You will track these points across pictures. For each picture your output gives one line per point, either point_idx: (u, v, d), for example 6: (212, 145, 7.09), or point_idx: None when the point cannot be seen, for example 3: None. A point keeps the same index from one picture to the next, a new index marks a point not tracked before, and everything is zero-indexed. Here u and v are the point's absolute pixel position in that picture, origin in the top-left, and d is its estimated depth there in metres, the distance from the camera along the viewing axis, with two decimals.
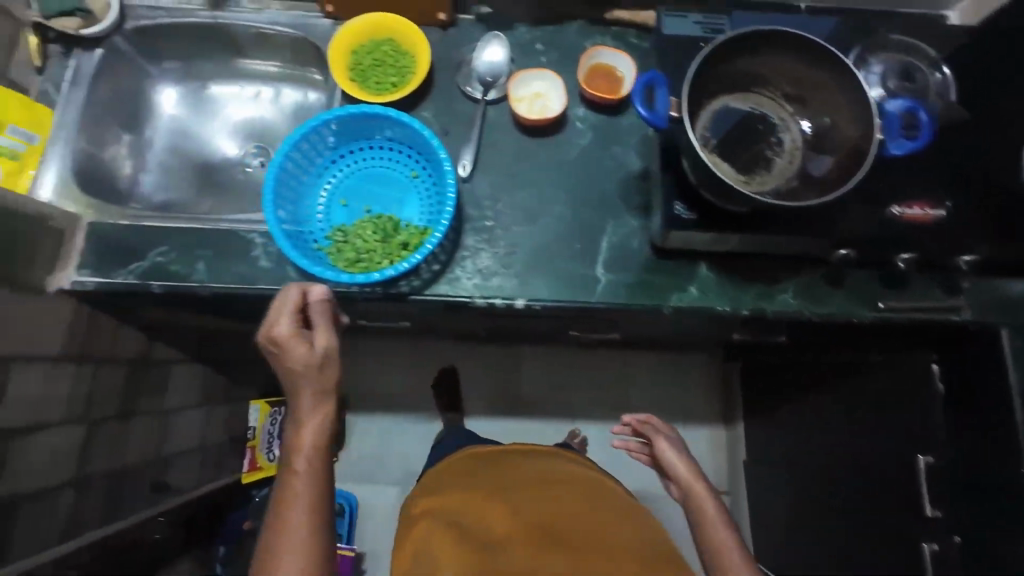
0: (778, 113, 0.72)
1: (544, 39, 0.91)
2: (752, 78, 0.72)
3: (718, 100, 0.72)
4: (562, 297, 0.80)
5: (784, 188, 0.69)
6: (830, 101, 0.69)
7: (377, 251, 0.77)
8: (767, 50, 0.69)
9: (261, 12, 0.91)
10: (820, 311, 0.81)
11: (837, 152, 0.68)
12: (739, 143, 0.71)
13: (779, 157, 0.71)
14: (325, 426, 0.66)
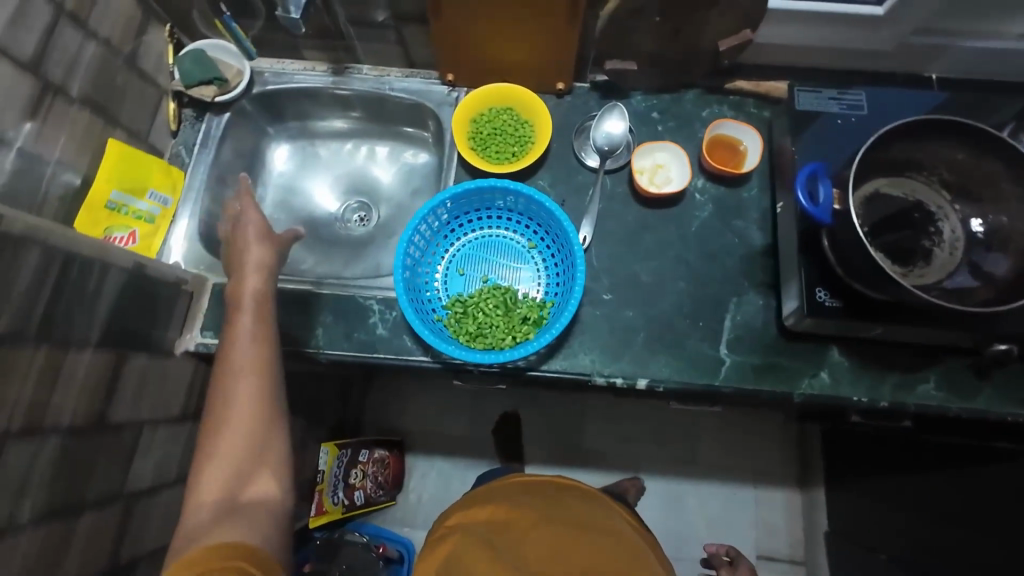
0: (935, 202, 0.68)
1: (661, 108, 0.90)
2: (906, 163, 0.69)
3: (868, 184, 0.69)
4: (685, 378, 0.77)
5: (949, 283, 0.64)
6: (999, 193, 0.65)
7: (499, 326, 0.76)
8: (928, 137, 0.66)
9: (381, 78, 0.93)
10: (967, 406, 0.76)
11: (1010, 249, 0.63)
12: (894, 229, 0.67)
13: (940, 249, 0.66)
14: (266, 300, 0.71)
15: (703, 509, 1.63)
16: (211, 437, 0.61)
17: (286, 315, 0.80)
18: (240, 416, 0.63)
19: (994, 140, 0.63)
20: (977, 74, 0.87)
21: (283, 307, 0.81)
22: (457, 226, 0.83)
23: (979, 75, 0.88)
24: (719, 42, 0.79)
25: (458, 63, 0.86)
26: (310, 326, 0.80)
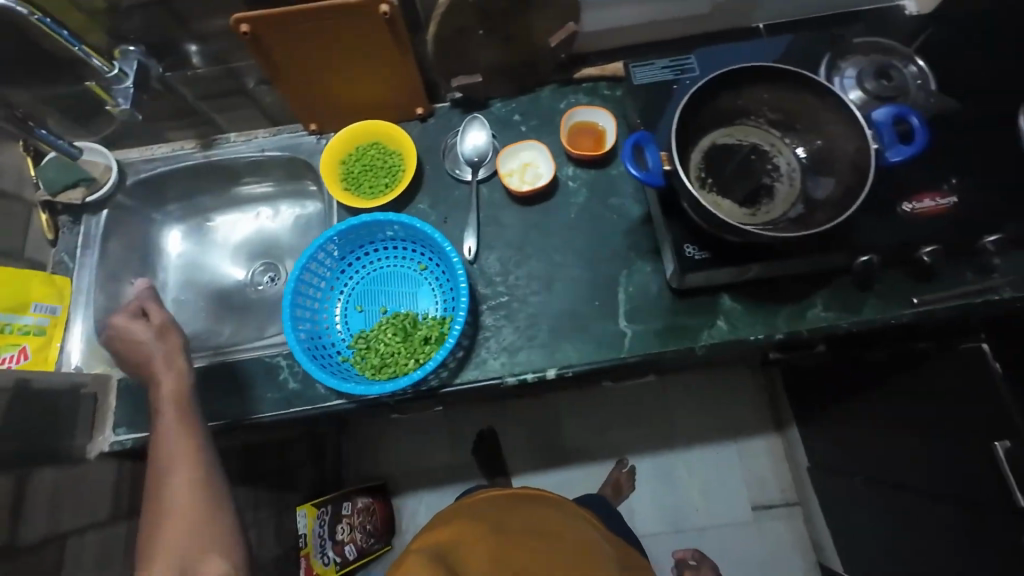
0: (767, 140, 0.72)
1: (521, 109, 0.93)
2: (733, 112, 0.72)
3: (705, 139, 0.72)
4: (592, 358, 0.79)
5: (792, 213, 0.69)
6: (818, 120, 0.69)
7: (401, 352, 0.77)
8: (744, 84, 0.69)
9: (249, 142, 0.95)
10: (856, 319, 0.79)
11: (836, 169, 0.67)
12: (739, 175, 0.70)
13: (779, 183, 0.70)
14: (181, 382, 0.71)
15: (693, 476, 1.64)
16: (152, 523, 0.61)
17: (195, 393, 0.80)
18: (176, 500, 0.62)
19: (800, 75, 0.67)
20: (800, 14, 0.93)
21: None
22: (347, 266, 0.84)
23: (802, 15, 0.93)
24: (549, 39, 0.83)
25: (315, 112, 0.88)
26: (221, 398, 0.80)
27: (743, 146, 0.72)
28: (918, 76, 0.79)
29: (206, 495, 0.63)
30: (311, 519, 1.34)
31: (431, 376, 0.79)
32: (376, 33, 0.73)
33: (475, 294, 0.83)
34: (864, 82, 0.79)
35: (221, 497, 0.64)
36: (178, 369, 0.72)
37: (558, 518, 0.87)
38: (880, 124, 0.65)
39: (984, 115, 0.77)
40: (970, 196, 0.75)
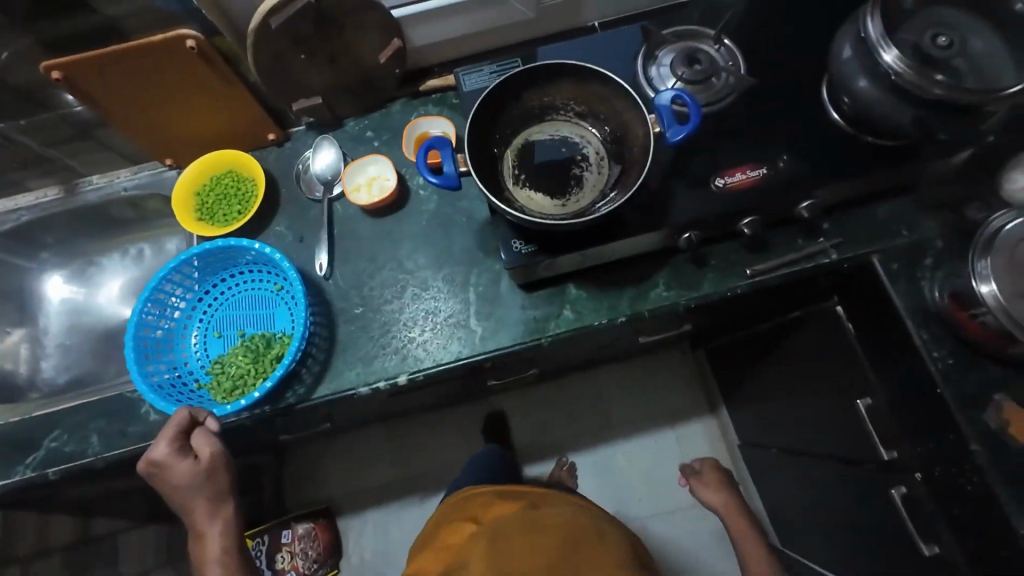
0: (577, 132, 0.77)
1: (373, 126, 0.96)
2: (543, 109, 0.76)
3: (518, 138, 0.76)
4: (443, 360, 0.81)
5: (599, 199, 0.72)
6: (616, 110, 0.72)
7: (251, 374, 0.79)
8: (542, 82, 0.73)
9: (111, 183, 0.96)
10: (693, 295, 0.81)
11: (632, 155, 0.71)
12: (547, 169, 0.75)
13: (588, 172, 0.74)
14: (209, 503, 0.70)
15: (633, 466, 1.62)
16: None
17: (55, 436, 0.81)
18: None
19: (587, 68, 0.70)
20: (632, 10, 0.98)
21: (53, 429, 0.82)
22: (204, 293, 0.85)
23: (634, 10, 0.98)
24: (379, 56, 0.85)
25: (166, 148, 0.90)
26: (83, 437, 0.81)
27: (554, 140, 0.76)
28: (728, 57, 0.83)
29: None
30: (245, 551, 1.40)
31: (286, 393, 0.80)
32: (194, 66, 0.76)
33: (331, 309, 0.85)
34: (677, 69, 0.82)
35: None
36: (222, 517, 0.71)
37: (554, 508, 0.86)
38: (661, 108, 0.69)
39: (789, 89, 0.81)
40: (780, 166, 0.78)
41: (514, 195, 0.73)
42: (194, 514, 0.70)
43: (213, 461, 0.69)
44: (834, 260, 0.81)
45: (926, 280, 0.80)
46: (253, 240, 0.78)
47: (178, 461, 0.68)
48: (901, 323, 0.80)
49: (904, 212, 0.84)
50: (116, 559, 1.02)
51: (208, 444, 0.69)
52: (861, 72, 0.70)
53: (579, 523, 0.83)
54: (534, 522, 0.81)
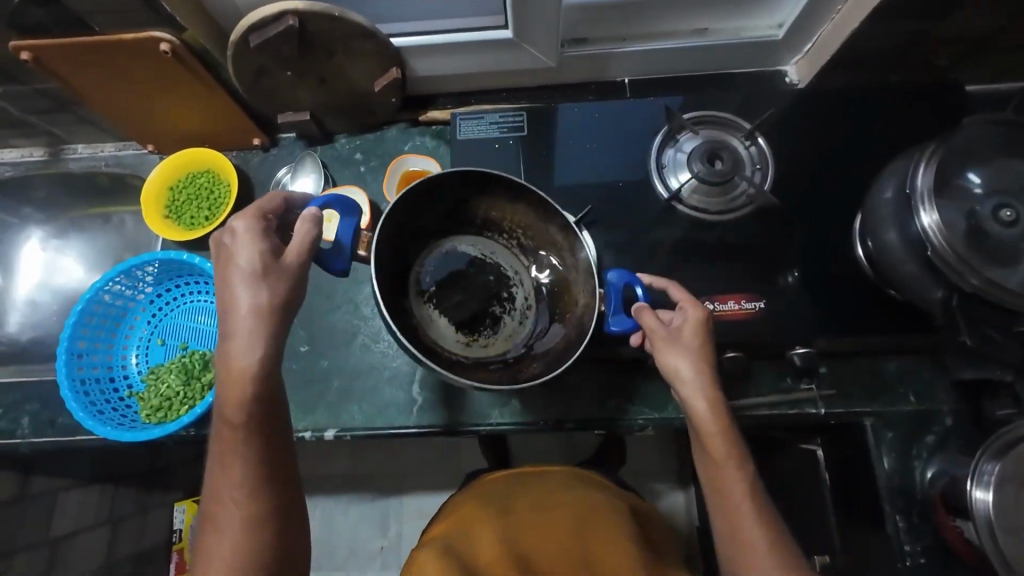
0: (513, 264, 0.72)
1: (364, 148, 0.89)
2: (484, 223, 0.72)
3: (446, 242, 0.70)
4: (374, 423, 0.77)
5: (511, 352, 0.67)
6: (567, 257, 0.68)
7: (178, 397, 0.76)
8: (493, 196, 0.69)
9: (95, 154, 0.99)
10: (655, 416, 0.74)
11: (567, 320, 0.66)
12: (465, 295, 0.69)
13: (508, 316, 0.69)
14: (269, 313, 0.52)
15: None
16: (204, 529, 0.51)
17: None
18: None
19: (546, 206, 0.66)
20: (671, 72, 0.87)
21: None
22: (155, 299, 0.83)
23: (673, 73, 0.87)
24: (373, 83, 0.79)
25: (148, 136, 0.86)
26: (16, 417, 0.81)
27: (482, 261, 0.71)
28: (757, 160, 0.74)
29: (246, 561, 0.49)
30: (191, 514, 1.29)
31: None
32: (169, 68, 0.70)
33: None
34: (693, 162, 0.73)
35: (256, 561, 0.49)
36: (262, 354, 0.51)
37: (563, 486, 0.84)
38: (611, 288, 0.63)
39: (813, 212, 0.72)
40: (779, 301, 0.69)
41: (415, 311, 0.66)
42: (235, 324, 0.51)
43: (302, 252, 0.55)
44: (822, 414, 0.71)
45: (919, 460, 0.70)
46: (189, 253, 0.76)
47: (252, 250, 0.53)
48: (877, 501, 0.70)
49: (917, 375, 0.73)
50: (52, 517, 1.05)
51: (306, 235, 0.55)
52: (891, 224, 0.59)
53: (592, 500, 0.81)
54: (544, 504, 0.80)
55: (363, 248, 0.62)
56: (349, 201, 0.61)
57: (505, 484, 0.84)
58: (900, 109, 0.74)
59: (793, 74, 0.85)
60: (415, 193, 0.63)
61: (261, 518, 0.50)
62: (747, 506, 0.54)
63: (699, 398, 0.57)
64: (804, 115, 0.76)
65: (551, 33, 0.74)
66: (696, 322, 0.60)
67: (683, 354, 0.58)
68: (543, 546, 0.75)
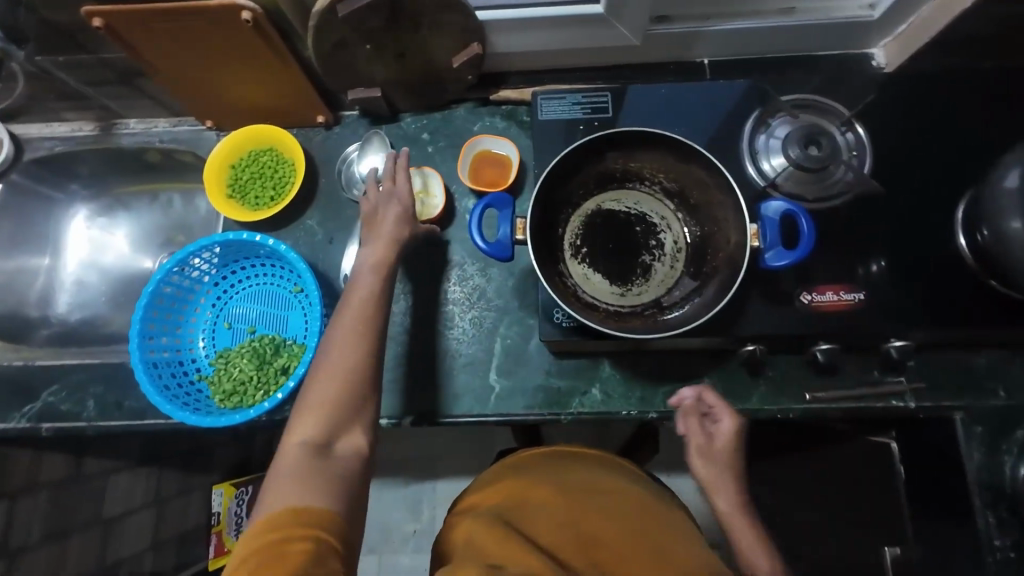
0: (657, 211, 0.67)
1: (431, 128, 0.87)
2: (625, 175, 0.66)
3: (590, 202, 0.67)
4: (453, 411, 0.75)
5: (665, 298, 0.63)
6: (711, 199, 0.61)
7: (253, 381, 0.74)
8: (632, 149, 0.63)
9: (149, 130, 0.93)
10: (739, 407, 0.73)
11: (714, 265, 0.61)
12: (612, 247, 0.66)
13: (658, 264, 0.65)
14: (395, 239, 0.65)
15: None
16: (319, 361, 0.57)
17: (54, 391, 0.80)
18: (315, 423, 0.53)
19: (691, 145, 0.59)
20: (751, 53, 0.84)
21: (53, 383, 0.81)
22: (219, 281, 0.81)
23: (753, 54, 0.84)
24: (451, 58, 0.76)
25: (210, 111, 0.84)
26: (81, 399, 0.80)
27: (628, 214, 0.67)
28: (854, 146, 0.71)
29: (356, 392, 0.56)
30: (227, 498, 1.28)
31: (287, 406, 0.76)
32: (247, 37, 0.67)
33: None
34: (789, 147, 0.70)
35: (361, 397, 0.56)
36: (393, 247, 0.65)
37: (609, 475, 0.80)
38: (767, 221, 0.60)
39: (910, 201, 0.70)
40: (876, 294, 0.67)
41: (569, 270, 0.64)
42: (376, 241, 0.65)
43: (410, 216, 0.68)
44: (908, 408, 0.70)
45: (1010, 455, 0.69)
46: (265, 235, 0.73)
47: (391, 208, 0.67)
48: (965, 495, 0.70)
49: (1006, 370, 0.72)
50: (105, 497, 1.05)
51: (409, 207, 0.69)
52: (1016, 212, 0.57)
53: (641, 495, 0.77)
54: (595, 488, 0.76)
55: (520, 233, 0.59)
56: (508, 194, 0.61)
57: (548, 462, 0.82)
58: (1001, 98, 0.72)
59: (880, 57, 0.82)
60: (552, 172, 0.60)
61: (360, 362, 0.57)
62: (751, 541, 0.63)
63: (706, 477, 0.65)
64: (898, 101, 0.74)
65: (642, 10, 0.71)
66: (722, 442, 0.66)
67: (713, 472, 0.66)
68: (602, 527, 0.69)
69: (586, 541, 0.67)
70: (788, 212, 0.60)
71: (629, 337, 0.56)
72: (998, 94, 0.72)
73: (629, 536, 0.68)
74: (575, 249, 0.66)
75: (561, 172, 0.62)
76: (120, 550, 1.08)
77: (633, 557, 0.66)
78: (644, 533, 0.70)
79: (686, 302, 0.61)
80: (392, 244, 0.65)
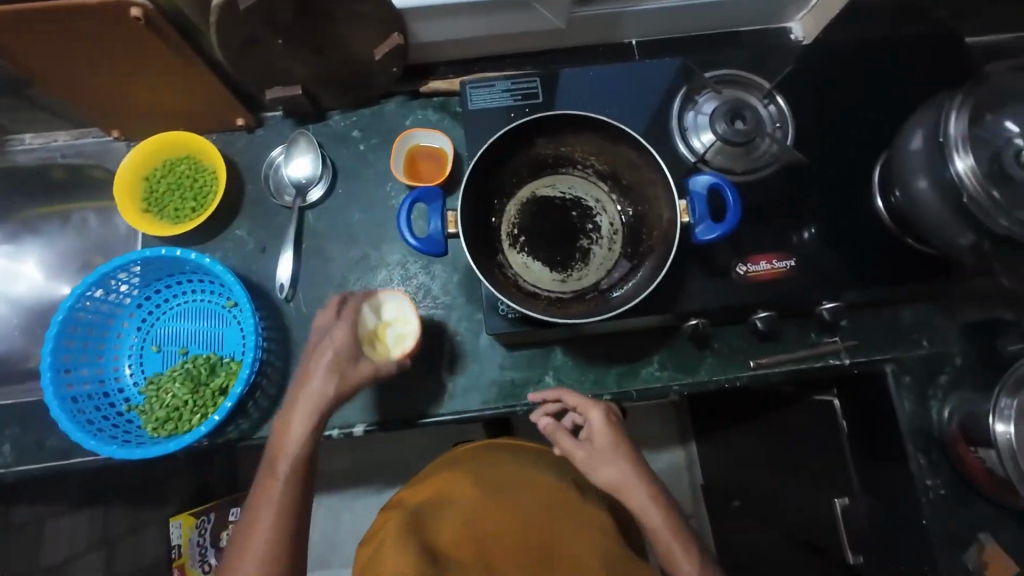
0: (593, 193, 0.67)
1: (361, 125, 0.84)
2: (558, 160, 0.66)
3: (524, 189, 0.66)
4: (406, 413, 0.73)
5: (605, 281, 0.63)
6: (642, 178, 0.62)
7: (188, 405, 0.70)
8: (560, 133, 0.62)
9: (47, 145, 0.88)
10: (689, 381, 0.74)
11: (650, 244, 0.61)
12: (550, 234, 0.65)
13: (597, 247, 0.65)
14: (324, 392, 0.61)
15: None
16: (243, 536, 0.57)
17: None
18: None
19: (616, 126, 0.59)
20: (677, 32, 0.85)
21: None
22: (143, 302, 0.75)
23: (679, 33, 0.85)
24: (373, 51, 0.73)
25: (115, 121, 0.78)
26: None
27: (564, 199, 0.66)
28: (777, 118, 0.73)
29: (275, 560, 0.56)
30: (187, 529, 1.24)
31: (229, 427, 0.72)
32: (141, 40, 0.62)
33: (289, 336, 0.76)
34: (715, 123, 0.71)
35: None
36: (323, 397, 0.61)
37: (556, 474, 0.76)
38: (695, 195, 0.62)
39: (831, 168, 0.73)
40: (805, 260, 0.70)
41: (508, 260, 0.63)
42: (308, 372, 0.62)
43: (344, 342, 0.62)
44: (844, 365, 0.74)
45: (936, 400, 0.74)
46: (187, 249, 0.68)
47: (330, 348, 0.62)
48: (899, 442, 0.74)
49: (930, 321, 0.76)
50: (43, 546, 0.98)
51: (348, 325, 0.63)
52: (921, 172, 0.60)
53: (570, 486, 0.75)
54: (523, 481, 0.75)
55: (452, 226, 0.59)
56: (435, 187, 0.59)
57: (491, 454, 0.78)
58: (910, 65, 0.75)
59: (797, 31, 0.85)
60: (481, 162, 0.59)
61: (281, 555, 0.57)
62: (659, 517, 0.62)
63: (602, 473, 0.64)
64: (815, 72, 0.76)
65: None
66: (599, 430, 0.65)
67: (607, 465, 0.64)
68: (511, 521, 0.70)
69: (491, 540, 0.68)
70: (713, 186, 0.62)
71: (568, 323, 0.55)
72: (907, 60, 0.75)
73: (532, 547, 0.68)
74: (513, 238, 0.65)
75: (491, 161, 0.61)
76: None
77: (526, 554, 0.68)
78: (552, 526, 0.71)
79: (626, 282, 0.61)
80: (322, 401, 0.60)
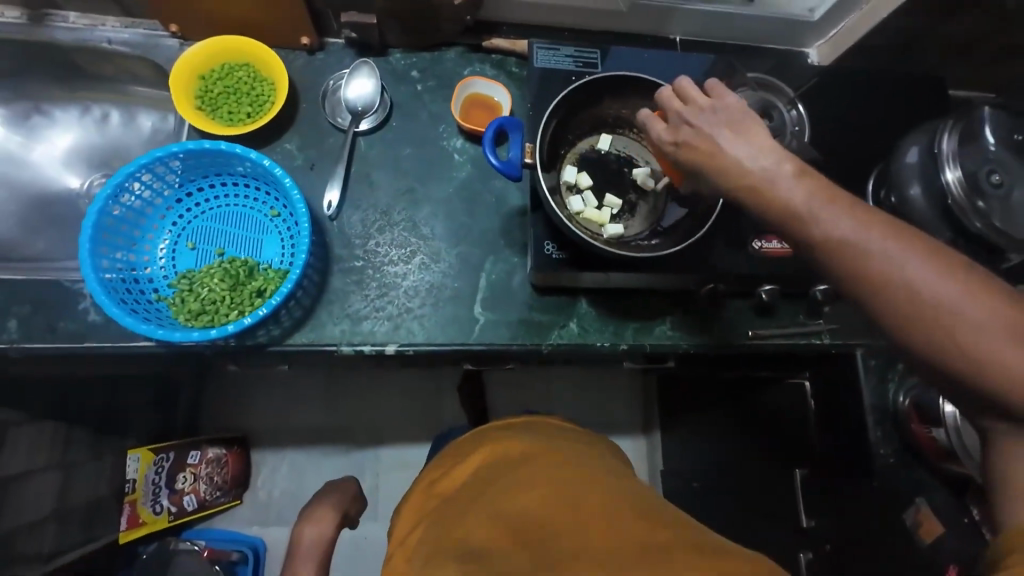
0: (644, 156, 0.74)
1: (420, 67, 0.87)
2: (618, 121, 0.73)
3: (585, 142, 0.73)
4: (436, 339, 0.77)
5: (647, 232, 0.71)
6: None
7: (225, 301, 0.70)
8: (627, 94, 0.69)
9: (94, 28, 0.84)
10: (696, 341, 0.83)
11: (692, 204, 0.69)
12: (603, 185, 0.72)
13: (642, 202, 0.73)
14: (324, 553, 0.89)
15: None
16: None
17: None
18: None
19: None
20: (714, 38, 0.95)
21: None
22: (182, 198, 0.75)
23: (715, 40, 0.95)
24: None
25: (177, 14, 0.76)
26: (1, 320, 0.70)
27: (620, 157, 0.74)
28: (796, 121, 0.83)
29: None
30: (145, 464, 1.16)
31: (260, 331, 0.73)
32: None
33: (328, 253, 0.78)
34: None
35: None
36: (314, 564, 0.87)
37: (532, 438, 0.75)
38: None
39: (834, 173, 0.84)
40: None
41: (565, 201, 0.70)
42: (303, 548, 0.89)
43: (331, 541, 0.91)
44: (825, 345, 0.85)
45: (893, 383, 0.84)
46: (253, 149, 0.68)
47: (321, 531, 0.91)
48: (862, 417, 0.85)
49: None
50: (6, 451, 0.90)
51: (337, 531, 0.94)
52: (915, 180, 0.72)
53: (559, 445, 0.74)
54: (521, 454, 0.71)
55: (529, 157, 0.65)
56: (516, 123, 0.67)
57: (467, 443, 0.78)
58: (899, 100, 0.89)
59: (813, 56, 0.98)
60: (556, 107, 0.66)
61: None
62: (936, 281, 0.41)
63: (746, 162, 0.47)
64: (827, 93, 0.88)
65: None
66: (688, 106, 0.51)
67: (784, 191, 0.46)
68: (527, 492, 0.63)
69: (521, 523, 0.59)
70: None
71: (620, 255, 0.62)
72: (897, 97, 0.89)
73: (556, 502, 0.61)
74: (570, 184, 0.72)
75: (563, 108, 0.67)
76: (23, 513, 0.94)
77: (563, 514, 0.60)
78: (569, 480, 0.64)
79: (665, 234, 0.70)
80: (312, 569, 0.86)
